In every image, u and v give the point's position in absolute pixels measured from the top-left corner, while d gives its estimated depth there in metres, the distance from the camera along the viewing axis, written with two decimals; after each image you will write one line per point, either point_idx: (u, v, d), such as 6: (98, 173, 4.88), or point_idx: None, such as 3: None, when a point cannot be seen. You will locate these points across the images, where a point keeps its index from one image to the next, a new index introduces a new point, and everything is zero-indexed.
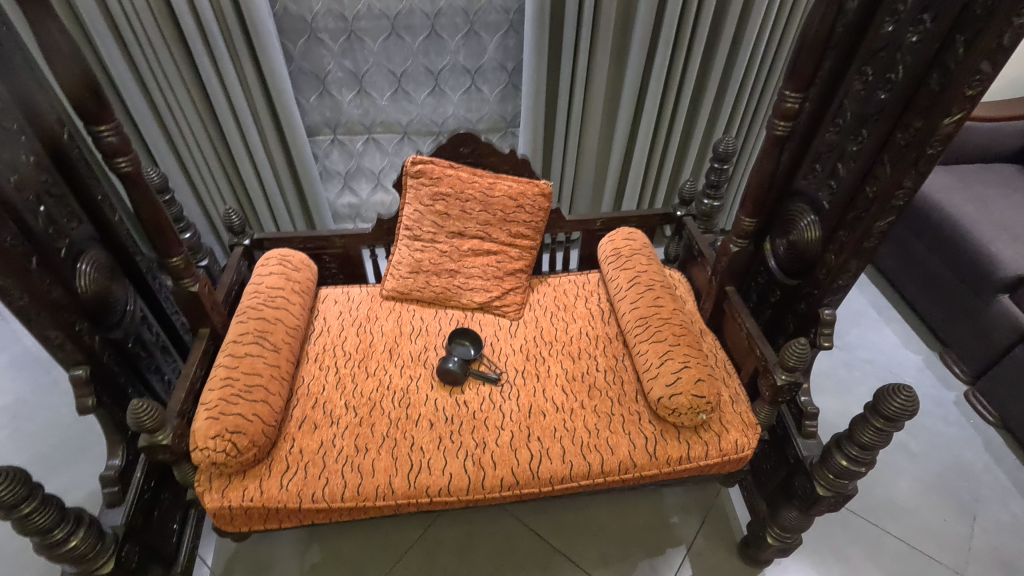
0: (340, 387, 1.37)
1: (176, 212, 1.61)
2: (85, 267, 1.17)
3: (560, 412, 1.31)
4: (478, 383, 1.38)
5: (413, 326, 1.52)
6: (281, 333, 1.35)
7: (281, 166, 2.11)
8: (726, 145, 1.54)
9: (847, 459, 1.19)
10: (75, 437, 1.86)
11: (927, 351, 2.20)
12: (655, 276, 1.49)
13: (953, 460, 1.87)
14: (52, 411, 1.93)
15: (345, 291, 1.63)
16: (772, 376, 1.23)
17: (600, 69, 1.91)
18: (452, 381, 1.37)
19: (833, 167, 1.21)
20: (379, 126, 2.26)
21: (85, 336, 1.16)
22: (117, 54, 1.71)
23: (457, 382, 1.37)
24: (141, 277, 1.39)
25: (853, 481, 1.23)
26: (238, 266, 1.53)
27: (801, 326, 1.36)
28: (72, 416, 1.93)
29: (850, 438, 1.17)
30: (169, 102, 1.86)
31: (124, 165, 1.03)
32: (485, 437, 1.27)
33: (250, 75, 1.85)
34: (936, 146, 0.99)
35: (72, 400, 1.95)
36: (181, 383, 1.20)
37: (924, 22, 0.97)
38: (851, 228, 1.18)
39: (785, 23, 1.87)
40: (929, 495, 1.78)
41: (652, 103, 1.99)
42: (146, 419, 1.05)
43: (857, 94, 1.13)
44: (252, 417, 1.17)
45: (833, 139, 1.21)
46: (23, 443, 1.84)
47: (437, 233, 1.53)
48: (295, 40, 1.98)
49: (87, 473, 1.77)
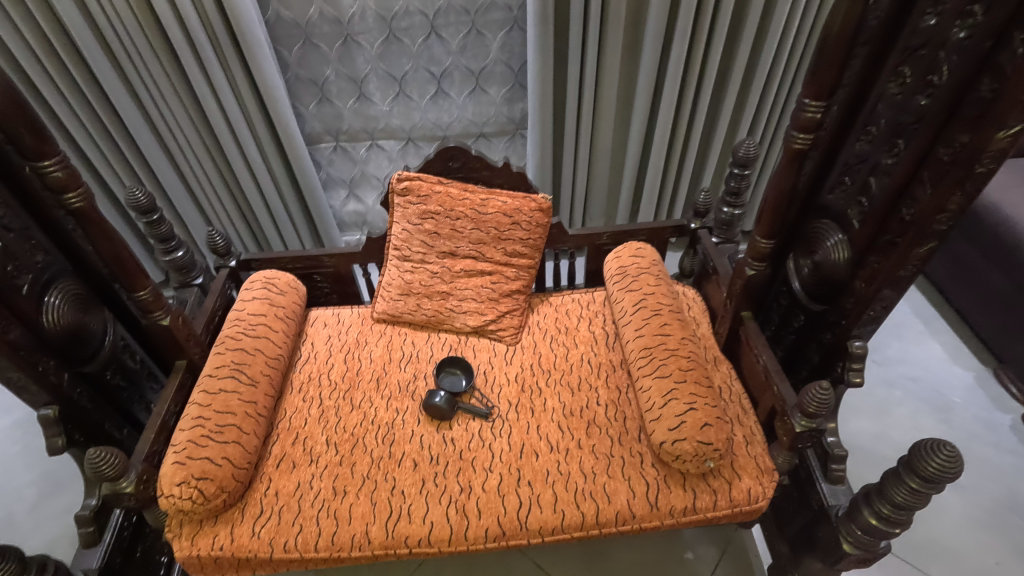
0: (322, 420, 1.30)
1: (163, 233, 1.54)
2: (54, 301, 1.12)
3: (554, 453, 1.21)
4: (466, 419, 1.28)
5: (403, 353, 1.43)
6: (260, 366, 1.28)
7: (282, 178, 2.04)
8: (745, 149, 1.38)
9: (877, 517, 1.04)
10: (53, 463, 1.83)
11: (978, 367, 1.98)
12: (662, 298, 1.35)
13: (1007, 493, 1.67)
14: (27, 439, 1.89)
15: (336, 312, 1.55)
16: (790, 421, 1.09)
17: (610, 65, 1.76)
18: (436, 417, 1.28)
19: (864, 182, 1.05)
20: (381, 132, 2.17)
21: (50, 375, 1.12)
22: (106, 67, 1.66)
23: (442, 418, 1.27)
24: (121, 304, 1.34)
25: (886, 540, 1.08)
26: (224, 289, 1.48)
27: (827, 358, 1.21)
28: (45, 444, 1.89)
29: (880, 494, 1.03)
30: (163, 114, 1.81)
31: (74, 200, 0.97)
32: (472, 480, 1.17)
33: (242, 85, 1.77)
34: (988, 164, 0.83)
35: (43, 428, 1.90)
36: (152, 422, 1.15)
37: (974, 14, 0.80)
38: (884, 253, 1.02)
39: (816, 9, 1.68)
40: (981, 535, 1.59)
41: (668, 102, 1.83)
42: (105, 467, 1.00)
43: (892, 99, 0.97)
44: (221, 461, 1.10)
45: (864, 149, 1.05)
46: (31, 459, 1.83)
47: (427, 253, 1.43)
48: (290, 47, 1.91)
49: (64, 501, 1.73)
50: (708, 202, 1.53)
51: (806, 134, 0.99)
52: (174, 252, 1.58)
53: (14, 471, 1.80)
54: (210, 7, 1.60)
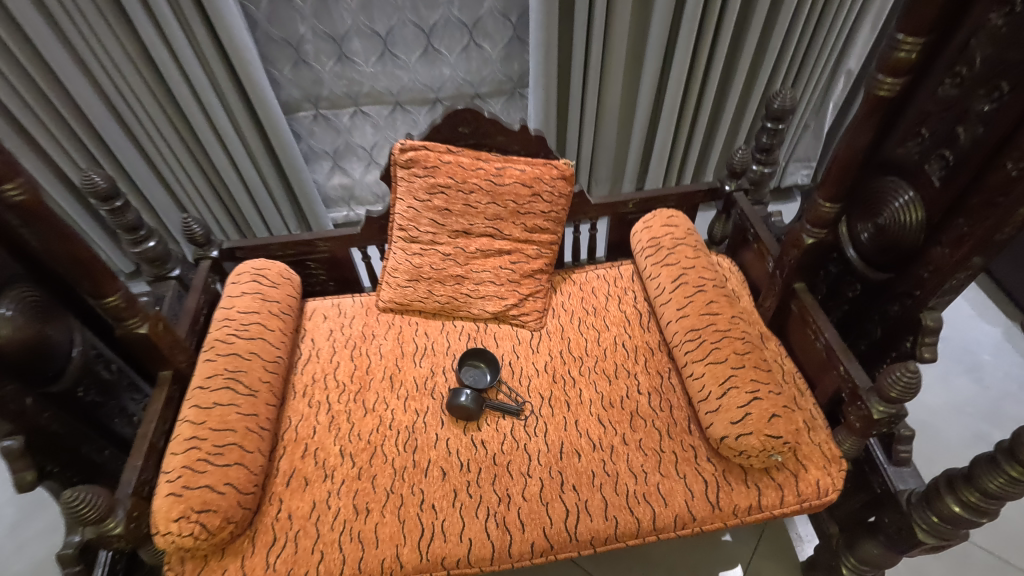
0: (333, 427, 1.16)
1: (130, 221, 1.34)
2: (6, 312, 0.93)
3: (598, 452, 1.09)
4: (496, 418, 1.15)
5: (416, 346, 1.29)
6: (258, 372, 1.12)
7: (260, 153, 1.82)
8: (783, 99, 1.24)
9: (961, 505, 0.95)
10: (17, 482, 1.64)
11: (1006, 322, 1.92)
12: (704, 272, 1.22)
13: None
14: None
15: (336, 302, 1.39)
16: (864, 406, 0.98)
17: (621, 11, 1.55)
18: (462, 418, 1.14)
19: (948, 133, 0.92)
20: (366, 97, 1.96)
21: (10, 401, 0.95)
22: (43, 28, 1.40)
23: (467, 417, 1.14)
24: (87, 308, 1.16)
25: (964, 530, 0.99)
26: (207, 283, 1.30)
27: (893, 332, 1.10)
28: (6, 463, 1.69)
29: (967, 481, 0.93)
30: (117, 83, 1.56)
31: (16, 194, 0.79)
32: (509, 488, 1.05)
33: (206, 45, 1.53)
34: None
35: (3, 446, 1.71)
36: (138, 447, 0.99)
37: None
38: (976, 215, 0.90)
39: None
40: None
41: (685, 51, 1.64)
42: (88, 511, 0.84)
43: (994, 33, 0.82)
44: (224, 488, 0.95)
45: (949, 94, 0.90)
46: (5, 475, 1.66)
47: (438, 233, 1.27)
48: (258, 2, 1.67)
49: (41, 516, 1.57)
50: (744, 162, 1.38)
51: (895, 79, 0.84)
52: (145, 242, 1.39)
53: None
54: None
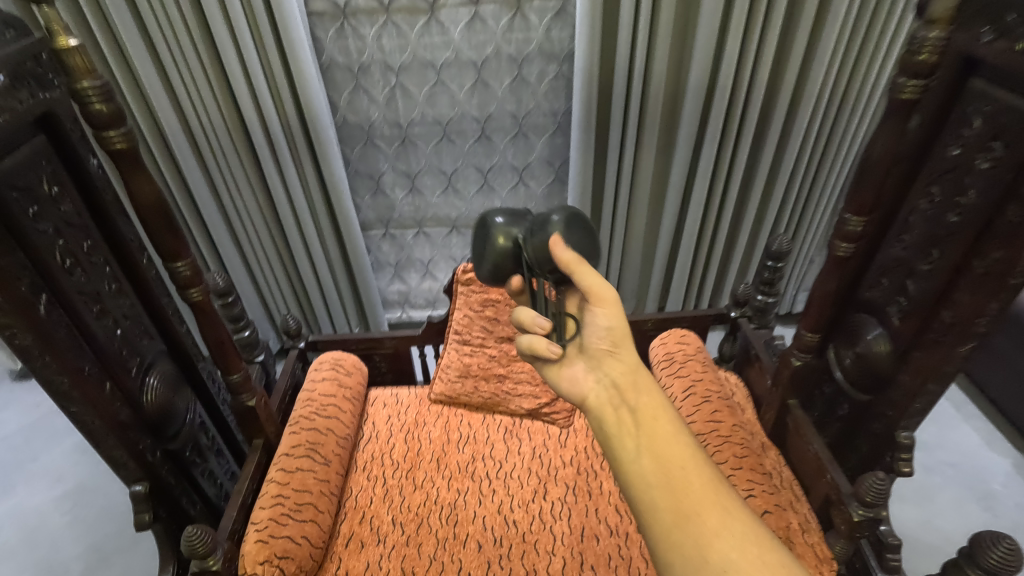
0: (387, 499, 1.35)
1: (236, 312, 1.55)
2: (153, 381, 1.20)
3: (615, 536, 1.25)
4: (541, 324, 0.76)
5: (460, 434, 1.50)
6: (332, 445, 1.35)
7: (337, 263, 2.10)
8: (781, 243, 1.51)
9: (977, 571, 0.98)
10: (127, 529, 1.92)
11: (1015, 454, 1.97)
12: (710, 385, 1.43)
13: None
14: (107, 498, 2.01)
15: (394, 392, 1.64)
16: (847, 510, 1.13)
17: (646, 165, 1.86)
18: (508, 235, 0.83)
19: (900, 284, 1.14)
20: (430, 221, 2.29)
21: (147, 453, 1.18)
22: (192, 162, 1.79)
23: (512, 241, 0.83)
24: (200, 382, 1.41)
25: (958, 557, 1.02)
26: (293, 369, 1.57)
27: (876, 449, 1.26)
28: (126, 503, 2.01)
29: (970, 557, 0.99)
30: (236, 204, 1.91)
31: (195, 295, 1.08)
32: (536, 563, 1.21)
33: (311, 178, 1.87)
34: (1020, 277, 0.92)
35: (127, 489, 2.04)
36: (233, 500, 1.20)
37: (995, 149, 0.93)
38: (928, 349, 1.09)
39: (856, 98, 1.77)
40: None
41: (698, 199, 1.91)
42: (199, 545, 1.05)
43: (925, 213, 1.07)
44: (300, 540, 1.16)
45: (899, 255, 1.14)
46: (99, 473, 2.10)
47: (487, 338, 1.52)
48: (353, 146, 2.06)
49: (139, 558, 1.83)
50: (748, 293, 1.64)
51: (848, 243, 1.09)
52: (242, 330, 1.57)
53: (77, 538, 1.90)
54: (291, 115, 1.74)
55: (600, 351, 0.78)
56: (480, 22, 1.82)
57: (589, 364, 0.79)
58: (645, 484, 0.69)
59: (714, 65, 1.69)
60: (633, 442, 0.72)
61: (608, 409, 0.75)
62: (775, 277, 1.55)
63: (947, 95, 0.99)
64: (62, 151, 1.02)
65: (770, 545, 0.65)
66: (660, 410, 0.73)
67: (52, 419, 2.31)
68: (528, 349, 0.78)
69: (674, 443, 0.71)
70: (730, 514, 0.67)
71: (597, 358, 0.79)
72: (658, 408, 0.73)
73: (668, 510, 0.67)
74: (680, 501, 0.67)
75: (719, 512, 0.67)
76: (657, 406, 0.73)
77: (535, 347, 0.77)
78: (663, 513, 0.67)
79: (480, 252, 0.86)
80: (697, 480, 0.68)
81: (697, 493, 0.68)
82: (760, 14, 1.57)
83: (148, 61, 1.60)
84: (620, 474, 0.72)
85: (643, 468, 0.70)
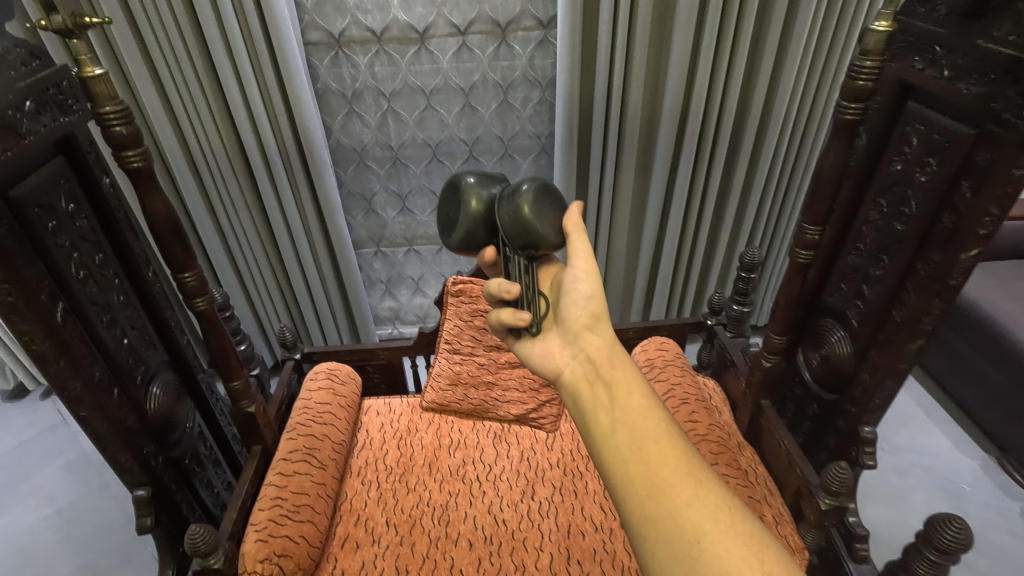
0: (381, 502, 1.40)
1: (233, 326, 1.62)
2: (155, 391, 1.25)
3: (600, 533, 1.31)
4: (507, 292, 0.85)
5: (451, 440, 1.56)
6: (328, 450, 1.41)
7: (330, 280, 2.17)
8: (753, 255, 1.61)
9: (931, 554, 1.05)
10: (121, 544, 1.93)
11: (983, 455, 2.05)
12: (688, 389, 1.52)
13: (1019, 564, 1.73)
14: (100, 515, 2.03)
15: (387, 402, 1.70)
16: (815, 500, 1.20)
17: (626, 184, 1.96)
18: (480, 197, 0.92)
19: (858, 288, 1.24)
20: (420, 239, 2.37)
21: (150, 458, 1.22)
22: (191, 183, 1.86)
23: (484, 204, 0.92)
24: (199, 393, 1.46)
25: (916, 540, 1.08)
26: (289, 380, 1.62)
27: (843, 444, 1.34)
28: (120, 519, 2.02)
29: (925, 539, 1.06)
30: (233, 224, 1.98)
31: (201, 304, 1.14)
32: (525, 558, 1.27)
33: (306, 198, 1.95)
34: (958, 278, 1.02)
35: (121, 505, 2.05)
36: (233, 503, 1.25)
37: (931, 164, 1.03)
38: (883, 348, 1.18)
39: (820, 120, 1.90)
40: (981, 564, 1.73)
41: (677, 215, 2.02)
42: (201, 543, 1.09)
43: (875, 223, 1.17)
44: (299, 539, 1.21)
45: (855, 261, 1.24)
46: (91, 491, 2.11)
47: (476, 346, 1.60)
48: (346, 167, 2.15)
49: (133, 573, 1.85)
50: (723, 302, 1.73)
51: (807, 250, 1.18)
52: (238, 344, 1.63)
53: (71, 553, 1.91)
54: (288, 138, 1.82)
55: (581, 324, 0.86)
56: (467, 51, 1.93)
57: (564, 339, 0.86)
58: (619, 456, 0.72)
59: (686, 90, 1.81)
60: (608, 417, 0.76)
61: (585, 386, 0.81)
62: (749, 286, 1.64)
63: (889, 116, 1.11)
64: (79, 171, 1.10)
65: (740, 515, 0.68)
66: (633, 386, 0.78)
67: (43, 438, 2.32)
68: (495, 320, 0.87)
69: (647, 417, 0.75)
70: (701, 486, 0.70)
71: (575, 334, 0.86)
72: (632, 383, 0.78)
73: (642, 481, 0.70)
74: (653, 474, 0.70)
75: (694, 484, 0.70)
76: (631, 383, 0.79)
77: (502, 317, 0.86)
78: (638, 486, 0.70)
79: (453, 215, 0.94)
80: (668, 453, 0.72)
81: (668, 465, 0.71)
82: (728, 45, 1.70)
83: (152, 89, 1.69)
84: (596, 449, 0.75)
85: (618, 442, 0.73)
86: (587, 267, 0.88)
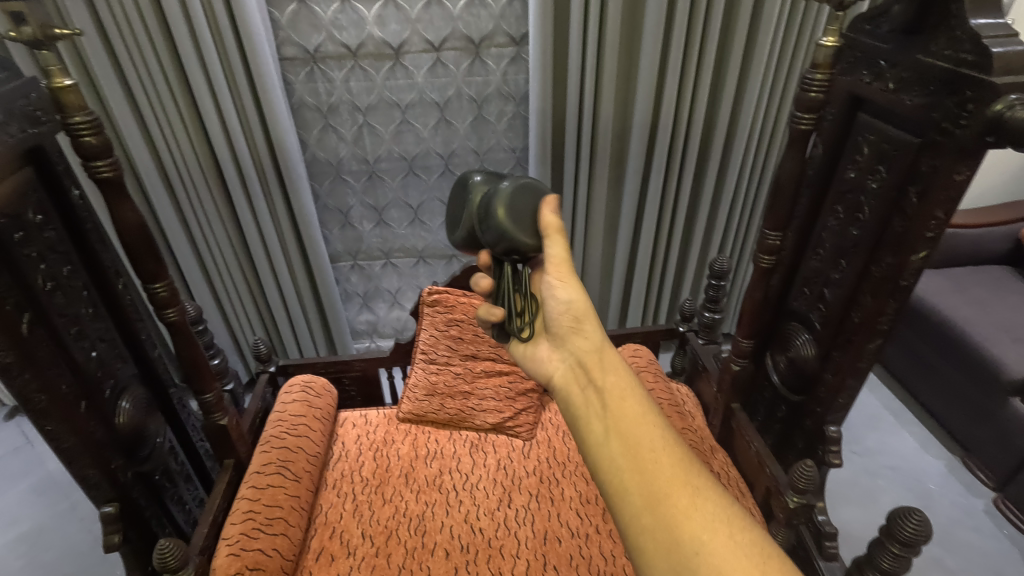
0: (357, 514, 1.39)
1: (207, 340, 1.60)
2: (125, 405, 1.23)
3: (576, 538, 1.32)
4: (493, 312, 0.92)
5: (428, 450, 1.56)
6: (302, 462, 1.40)
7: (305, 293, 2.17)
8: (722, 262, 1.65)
9: (895, 548, 1.08)
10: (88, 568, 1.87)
11: (948, 455, 2.11)
12: (661, 394, 1.54)
13: (984, 560, 1.77)
14: (67, 538, 1.97)
15: (363, 414, 1.69)
16: (784, 498, 1.23)
17: (599, 195, 2.01)
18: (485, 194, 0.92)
19: (819, 292, 1.28)
20: (397, 252, 2.38)
21: (119, 473, 1.20)
22: (164, 197, 1.85)
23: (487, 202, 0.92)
24: (171, 407, 1.44)
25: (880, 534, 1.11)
26: (264, 393, 1.61)
27: (810, 444, 1.37)
28: (88, 541, 1.97)
29: (889, 534, 1.09)
30: (206, 238, 1.97)
31: (171, 315, 1.14)
32: (502, 566, 1.27)
33: (281, 211, 1.95)
34: (909, 279, 1.07)
35: (89, 527, 2.00)
36: (205, 517, 1.23)
37: (881, 172, 1.08)
38: (844, 349, 1.22)
39: (783, 133, 1.97)
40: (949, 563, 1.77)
41: (649, 226, 2.07)
42: (171, 558, 1.07)
43: (834, 229, 1.22)
44: (271, 552, 1.20)
45: (817, 266, 1.29)
46: (57, 513, 2.05)
47: (452, 356, 1.61)
48: (322, 181, 2.15)
49: None
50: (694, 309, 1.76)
51: (770, 255, 1.23)
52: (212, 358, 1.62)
53: None
54: (263, 151, 1.83)
55: (565, 329, 0.89)
56: (441, 67, 1.97)
57: (556, 343, 0.90)
58: (613, 461, 0.74)
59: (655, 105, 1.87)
60: (602, 425, 0.78)
61: (577, 392, 0.83)
62: (719, 294, 1.68)
63: (842, 126, 1.17)
64: (47, 183, 1.09)
65: (741, 522, 0.68)
66: (625, 392, 0.80)
67: (7, 460, 2.25)
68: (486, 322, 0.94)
69: (642, 422, 0.76)
70: (700, 492, 0.71)
71: (562, 338, 0.90)
72: (624, 389, 0.80)
73: (637, 486, 0.71)
74: (648, 481, 0.71)
75: (692, 489, 0.70)
76: (624, 387, 0.81)
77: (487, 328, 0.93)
78: (634, 495, 0.71)
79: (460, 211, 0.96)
80: (663, 459, 0.73)
81: (664, 473, 0.72)
82: (693, 62, 1.76)
83: (124, 103, 1.68)
84: (592, 456, 0.77)
85: (611, 450, 0.75)
86: (561, 274, 0.87)
